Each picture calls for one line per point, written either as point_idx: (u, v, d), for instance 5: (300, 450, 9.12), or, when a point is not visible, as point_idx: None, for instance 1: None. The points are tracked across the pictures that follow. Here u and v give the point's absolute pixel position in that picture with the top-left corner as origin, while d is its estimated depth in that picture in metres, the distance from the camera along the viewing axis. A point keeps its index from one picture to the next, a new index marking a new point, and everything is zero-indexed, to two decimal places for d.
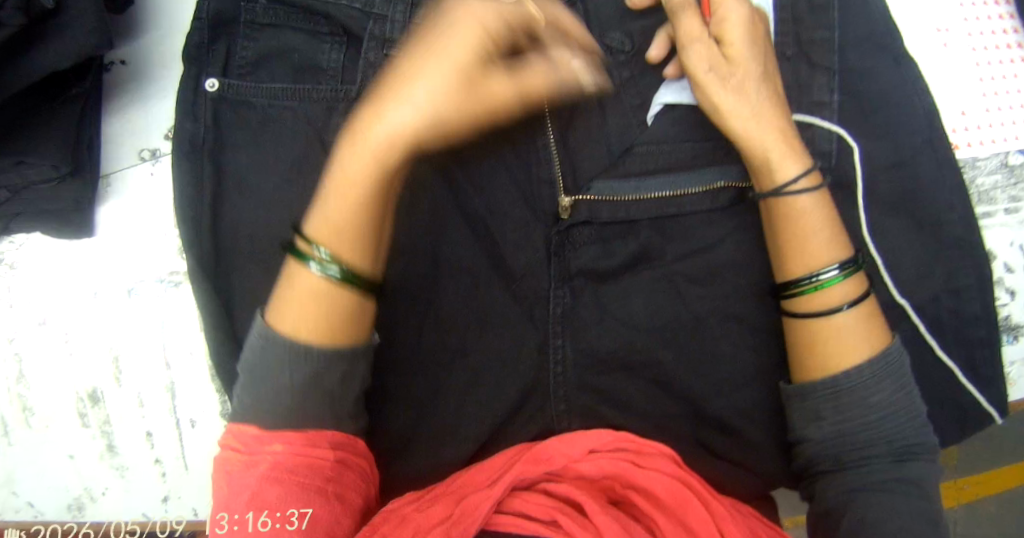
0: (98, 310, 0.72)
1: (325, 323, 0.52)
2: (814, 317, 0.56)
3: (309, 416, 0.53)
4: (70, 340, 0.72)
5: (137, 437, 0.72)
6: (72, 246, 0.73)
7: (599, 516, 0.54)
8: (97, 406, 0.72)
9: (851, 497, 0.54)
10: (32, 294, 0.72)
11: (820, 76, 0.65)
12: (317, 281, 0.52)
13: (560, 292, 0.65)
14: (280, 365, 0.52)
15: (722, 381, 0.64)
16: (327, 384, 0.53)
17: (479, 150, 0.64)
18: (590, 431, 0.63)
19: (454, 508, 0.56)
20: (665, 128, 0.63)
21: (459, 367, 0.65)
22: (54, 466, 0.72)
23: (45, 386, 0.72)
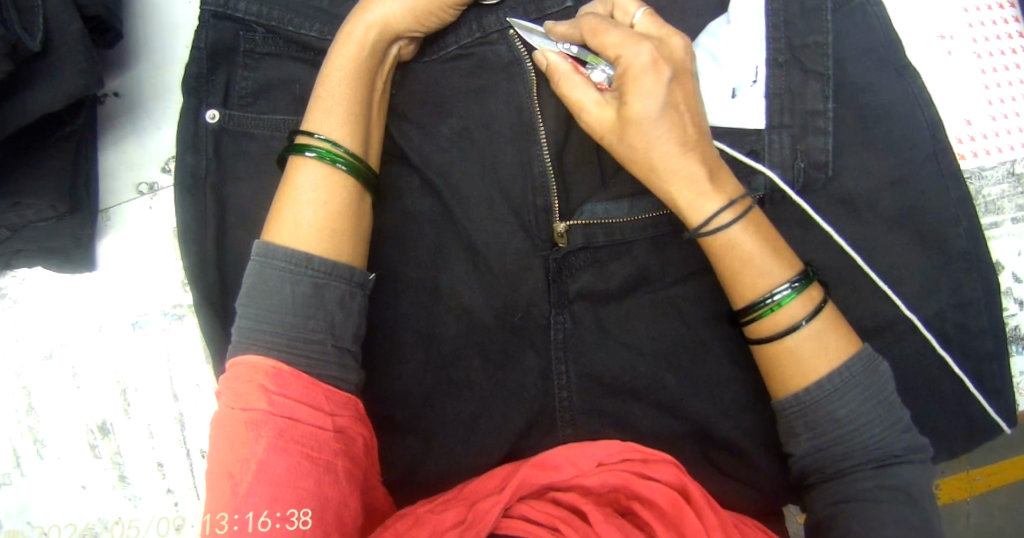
0: (104, 343, 0.73)
1: (333, 215, 0.54)
2: (769, 342, 0.55)
3: (313, 345, 0.51)
4: (78, 372, 0.72)
5: (147, 468, 0.72)
6: (74, 281, 0.73)
7: (601, 525, 0.54)
8: (107, 438, 0.72)
9: (833, 512, 0.54)
10: (37, 327, 0.72)
11: (814, 83, 0.64)
12: (325, 170, 0.55)
13: (560, 318, 0.65)
14: (283, 277, 0.51)
15: (727, 404, 0.64)
16: (330, 305, 0.52)
17: (473, 176, 0.64)
18: (597, 442, 0.62)
19: (466, 513, 0.56)
20: None
21: (463, 394, 0.65)
22: (66, 498, 0.72)
23: (55, 418, 0.72)
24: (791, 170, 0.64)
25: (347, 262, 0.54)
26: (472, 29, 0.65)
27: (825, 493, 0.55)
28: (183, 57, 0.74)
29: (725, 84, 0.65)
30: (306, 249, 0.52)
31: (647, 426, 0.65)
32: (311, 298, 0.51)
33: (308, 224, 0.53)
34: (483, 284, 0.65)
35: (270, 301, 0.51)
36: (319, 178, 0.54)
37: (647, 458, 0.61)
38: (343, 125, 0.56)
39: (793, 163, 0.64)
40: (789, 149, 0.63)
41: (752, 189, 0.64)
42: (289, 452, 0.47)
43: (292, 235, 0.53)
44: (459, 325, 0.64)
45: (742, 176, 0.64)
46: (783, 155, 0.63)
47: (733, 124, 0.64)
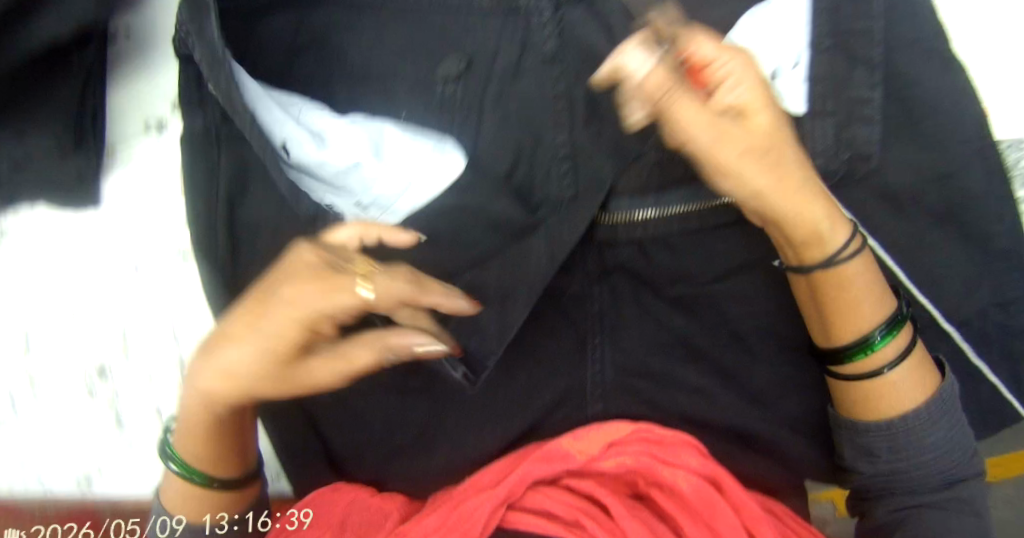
0: (103, 287, 0.69)
1: (195, 503, 0.56)
2: (866, 380, 0.56)
3: (230, 508, 0.58)
4: (76, 316, 0.69)
5: (148, 413, 0.69)
6: (76, 217, 0.70)
7: (626, 521, 0.56)
8: (106, 382, 0.69)
9: (898, 516, 0.59)
10: (36, 269, 0.69)
11: (862, 71, 0.61)
12: (172, 477, 0.56)
13: (596, 291, 0.62)
14: (193, 534, 0.57)
15: (757, 391, 0.63)
16: (210, 502, 0.57)
17: (505, 142, 0.62)
18: (609, 422, 0.61)
19: (450, 516, 0.57)
20: (681, 138, 0.59)
21: (486, 373, 0.63)
22: (63, 443, 0.69)
23: (51, 360, 0.68)
24: (834, 159, 0.61)
25: (212, 479, 0.56)
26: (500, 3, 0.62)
27: (887, 504, 0.59)
28: None
29: (766, 65, 0.61)
30: (171, 500, 0.57)
31: (673, 406, 0.64)
32: (201, 529, 0.57)
33: (172, 496, 0.56)
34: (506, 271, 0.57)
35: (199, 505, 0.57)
36: (174, 490, 0.56)
37: (663, 440, 0.61)
38: (196, 403, 0.50)
39: (837, 151, 0.61)
40: (833, 136, 0.61)
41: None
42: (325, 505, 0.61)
43: (167, 491, 0.57)
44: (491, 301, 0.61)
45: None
46: (826, 143, 0.61)
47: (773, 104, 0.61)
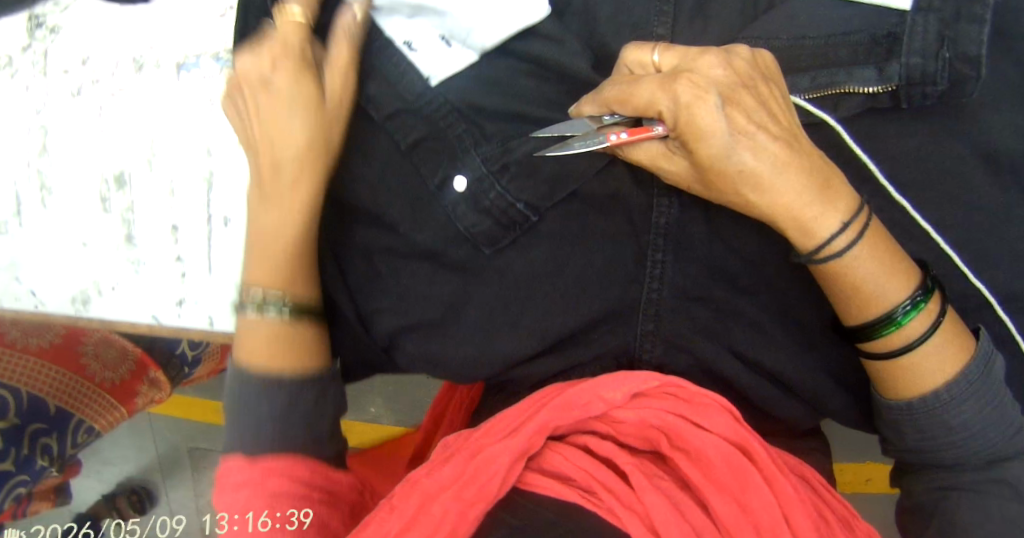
0: (137, 84, 0.62)
1: (279, 356, 0.54)
2: (889, 358, 0.54)
3: (300, 420, 0.54)
4: (105, 109, 0.62)
5: (159, 229, 0.61)
6: (123, 12, 0.63)
7: (648, 496, 0.50)
8: (122, 191, 0.61)
9: (939, 497, 0.57)
10: (68, 58, 0.63)
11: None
12: (267, 329, 0.54)
13: (665, 200, 0.55)
14: (264, 405, 0.53)
15: (809, 334, 0.59)
16: (303, 391, 0.54)
17: None
18: (634, 372, 0.57)
19: (466, 467, 0.54)
20: (782, 21, 0.53)
21: (532, 265, 0.57)
22: (65, 252, 0.62)
23: (68, 156, 0.61)
24: (933, 61, 0.50)
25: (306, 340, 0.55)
26: None
27: (930, 478, 0.58)
28: None
29: None
30: (267, 379, 0.53)
31: (725, 337, 0.58)
32: (289, 411, 0.54)
33: (268, 363, 0.54)
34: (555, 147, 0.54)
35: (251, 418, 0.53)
36: (258, 362, 0.54)
37: (692, 399, 0.56)
38: (298, 199, 0.53)
39: (937, 51, 0.50)
40: (935, 35, 0.50)
41: (882, 78, 0.51)
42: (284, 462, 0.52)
43: (250, 356, 0.54)
44: (544, 185, 0.55)
45: (874, 60, 0.51)
46: (925, 43, 0.50)
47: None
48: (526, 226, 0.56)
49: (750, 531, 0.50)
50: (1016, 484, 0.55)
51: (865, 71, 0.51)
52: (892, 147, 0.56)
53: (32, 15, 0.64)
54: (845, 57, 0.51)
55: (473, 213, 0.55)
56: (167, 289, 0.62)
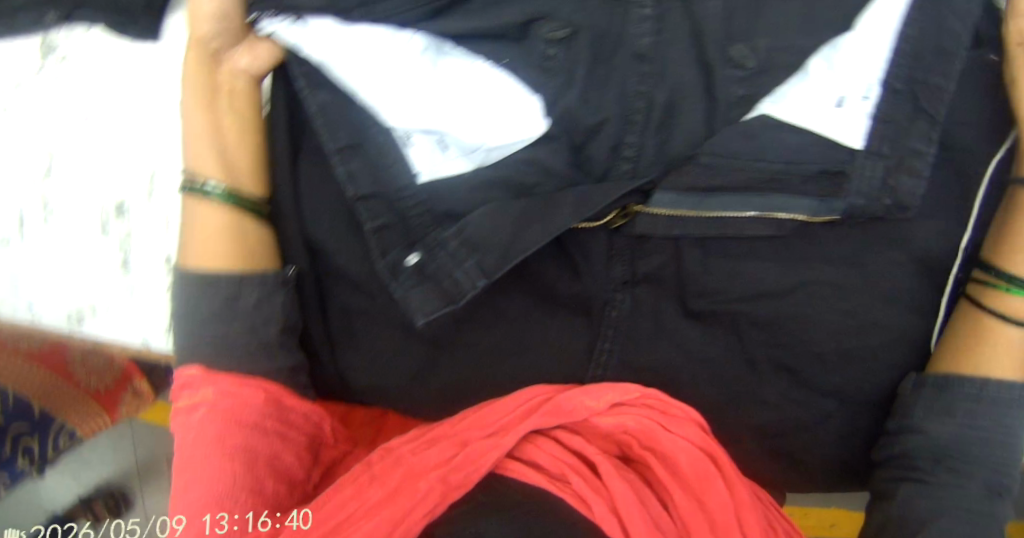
0: (139, 123, 0.68)
1: (215, 247, 0.59)
2: (987, 313, 0.56)
3: (235, 317, 0.58)
4: (107, 145, 0.68)
5: (152, 260, 0.68)
6: (131, 50, 0.68)
7: (613, 482, 0.53)
8: (121, 219, 0.68)
9: (931, 516, 0.54)
10: (77, 91, 0.69)
11: (921, 123, 0.55)
12: (202, 219, 0.59)
13: (619, 296, 0.59)
14: (200, 294, 0.58)
15: (772, 426, 0.61)
16: (242, 303, 0.58)
17: (560, 101, 0.57)
18: (615, 382, 0.58)
19: (454, 453, 0.56)
20: (736, 143, 0.56)
21: (495, 339, 0.61)
22: (66, 271, 0.70)
23: (72, 184, 0.69)
24: (873, 200, 0.55)
25: (244, 246, 0.59)
26: None
27: (923, 492, 0.55)
28: None
29: (830, 91, 0.56)
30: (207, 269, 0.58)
31: None
32: (225, 302, 0.58)
33: (205, 251, 0.59)
34: (508, 226, 0.55)
35: (191, 316, 0.58)
36: (196, 251, 0.59)
37: (669, 406, 0.58)
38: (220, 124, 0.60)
39: (879, 197, 0.55)
40: (879, 176, 0.55)
41: (828, 208, 0.56)
42: (218, 389, 0.57)
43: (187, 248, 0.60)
44: (498, 250, 0.55)
45: (819, 192, 0.56)
46: (868, 181, 0.55)
47: (824, 135, 0.56)
48: (472, 292, 0.56)
49: (705, 524, 0.53)
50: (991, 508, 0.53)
51: (806, 201, 0.56)
52: (835, 253, 0.58)
53: (45, 40, 0.69)
54: (796, 183, 0.56)
55: (415, 279, 0.57)
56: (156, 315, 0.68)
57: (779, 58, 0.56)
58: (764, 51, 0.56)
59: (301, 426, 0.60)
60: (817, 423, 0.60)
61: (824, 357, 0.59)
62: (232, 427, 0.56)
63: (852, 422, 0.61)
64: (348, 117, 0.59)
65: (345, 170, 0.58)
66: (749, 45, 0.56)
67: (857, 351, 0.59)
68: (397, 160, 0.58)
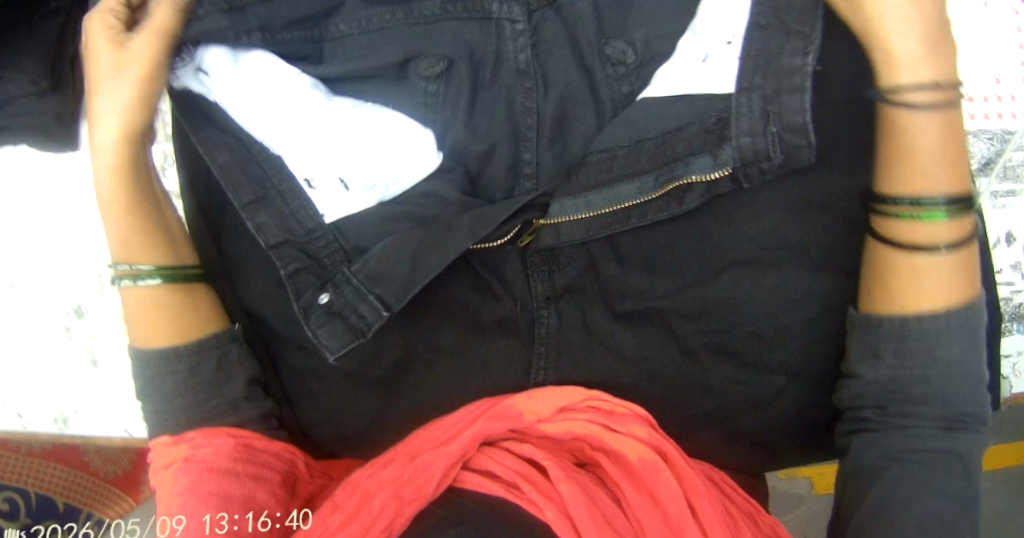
0: (81, 228, 0.71)
1: (174, 326, 0.58)
2: (904, 245, 0.50)
3: (200, 390, 0.58)
4: (55, 253, 0.71)
5: (119, 354, 0.72)
6: (57, 160, 0.71)
7: (563, 486, 0.51)
8: (82, 321, 0.72)
9: (884, 466, 0.52)
10: (13, 207, 0.71)
11: (793, 40, 0.50)
12: (144, 300, 0.58)
13: (546, 313, 0.60)
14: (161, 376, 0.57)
15: (723, 411, 0.61)
16: (206, 374, 0.58)
17: (452, 133, 0.59)
18: (560, 387, 0.58)
19: (406, 467, 0.54)
20: (619, 133, 0.56)
21: (440, 376, 0.62)
22: (41, 379, 0.73)
23: (28, 296, 0.71)
24: (762, 138, 0.50)
25: (197, 319, 0.59)
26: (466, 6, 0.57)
27: (878, 442, 0.52)
28: None
29: (695, 50, 0.55)
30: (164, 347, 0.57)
31: None
32: (187, 379, 0.57)
33: (158, 331, 0.58)
34: (405, 260, 0.54)
35: (156, 397, 0.57)
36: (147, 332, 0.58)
37: (615, 410, 0.57)
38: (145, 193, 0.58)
39: (763, 128, 0.50)
40: (759, 112, 0.50)
41: (717, 164, 0.51)
42: (188, 446, 0.55)
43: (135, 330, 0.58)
44: (399, 280, 0.54)
45: (709, 147, 0.52)
46: (751, 122, 0.50)
47: (695, 89, 0.54)
48: (378, 323, 0.54)
49: (658, 517, 0.52)
50: (957, 464, 0.50)
51: (701, 159, 0.52)
52: (753, 230, 0.57)
53: None
54: (683, 150, 0.53)
55: (322, 317, 0.54)
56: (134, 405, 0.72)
57: (658, 46, 0.58)
58: (642, 44, 0.58)
59: (276, 465, 0.57)
60: (769, 399, 0.60)
61: (761, 335, 0.58)
62: (206, 475, 0.53)
63: (804, 395, 0.60)
64: (251, 173, 0.58)
65: (252, 222, 0.56)
66: (626, 41, 0.58)
67: (792, 324, 0.58)
68: (302, 204, 0.57)
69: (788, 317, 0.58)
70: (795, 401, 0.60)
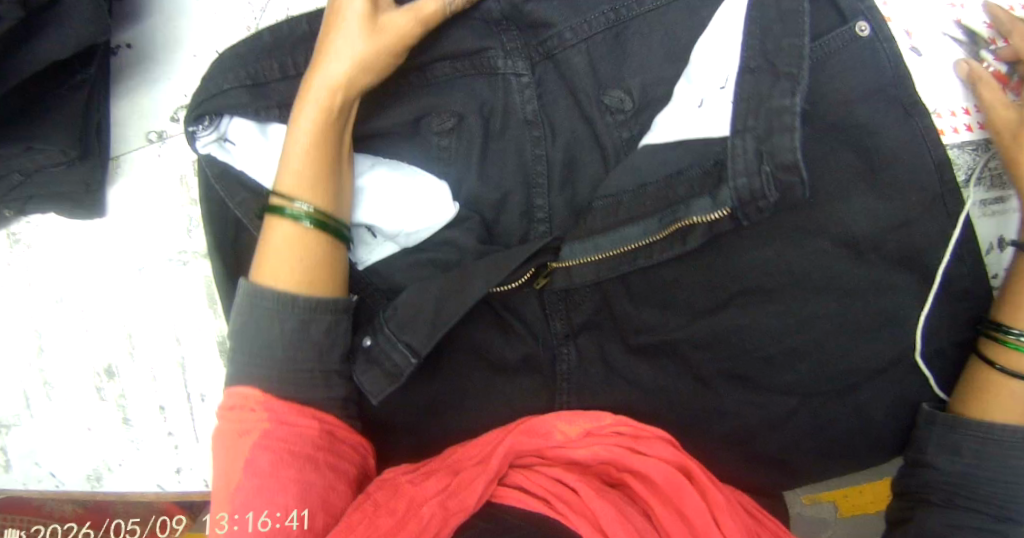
0: (110, 288, 0.74)
1: (301, 275, 0.56)
2: (1002, 371, 0.57)
3: (302, 364, 0.56)
4: (86, 316, 0.74)
5: (149, 410, 0.74)
6: (85, 225, 0.74)
7: (596, 501, 0.52)
8: (112, 381, 0.74)
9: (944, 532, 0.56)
10: (49, 271, 0.75)
11: (783, 83, 0.52)
12: (292, 229, 0.56)
13: (565, 349, 0.63)
14: (271, 319, 0.55)
15: (738, 432, 0.64)
16: (317, 337, 0.56)
17: (465, 184, 0.62)
18: (589, 411, 0.61)
19: (450, 480, 0.56)
20: (622, 177, 0.58)
21: (468, 413, 0.64)
22: (74, 439, 0.75)
23: (63, 358, 0.75)
24: (757, 177, 0.50)
25: (322, 291, 0.57)
26: (468, 66, 0.61)
27: (935, 514, 0.57)
28: (187, 7, 0.72)
29: (692, 96, 0.58)
30: (286, 289, 0.55)
31: None
32: (297, 333, 0.55)
33: (283, 272, 0.56)
34: (426, 311, 0.57)
35: (261, 330, 0.55)
36: (282, 242, 0.56)
37: (639, 433, 0.60)
38: (303, 160, 0.56)
39: (758, 168, 0.50)
40: (753, 151, 0.51)
41: (716, 205, 0.52)
42: (273, 415, 0.54)
43: (267, 245, 0.57)
44: (424, 328, 0.57)
45: (707, 189, 0.53)
46: (747, 161, 0.51)
47: (693, 135, 0.56)
48: (410, 370, 0.57)
49: (684, 527, 0.54)
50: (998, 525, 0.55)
51: (700, 201, 0.53)
52: (757, 259, 0.59)
53: (10, 232, 0.75)
54: (684, 193, 0.55)
55: (362, 364, 0.58)
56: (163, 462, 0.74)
57: (654, 92, 0.61)
58: (638, 90, 0.61)
59: (354, 459, 0.58)
60: (782, 419, 0.63)
61: (770, 359, 0.61)
62: (286, 456, 0.53)
63: (815, 413, 0.63)
64: None
65: None
66: (623, 88, 0.61)
67: (799, 346, 0.61)
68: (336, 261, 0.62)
69: (794, 340, 0.60)
70: (808, 419, 0.63)
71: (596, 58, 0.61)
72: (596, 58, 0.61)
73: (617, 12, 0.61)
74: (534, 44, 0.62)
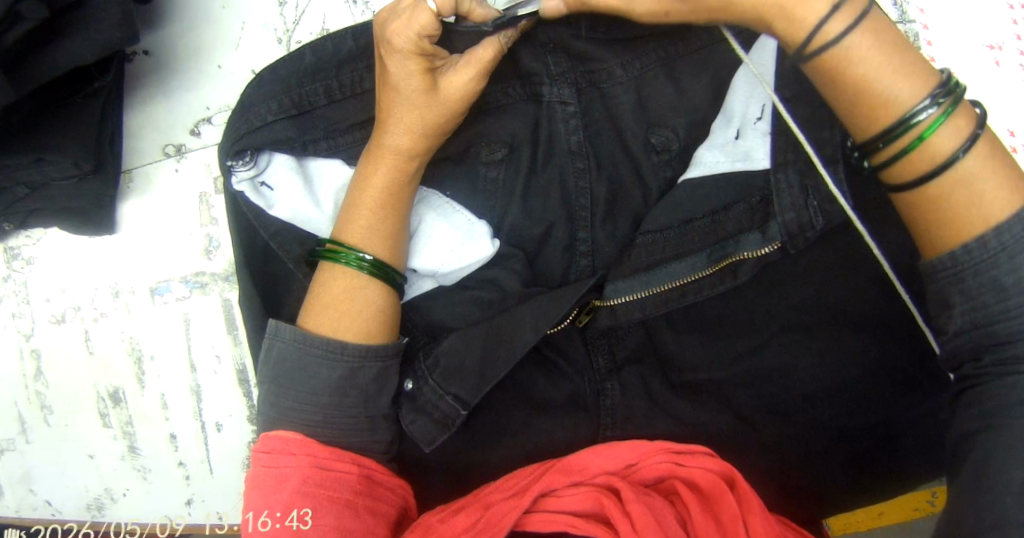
0: (120, 309, 0.70)
1: (354, 325, 0.56)
2: (920, 169, 0.42)
3: (345, 413, 0.55)
4: (90, 337, 0.70)
5: (158, 439, 0.70)
6: (92, 242, 0.70)
7: (634, 507, 0.50)
8: (117, 407, 0.70)
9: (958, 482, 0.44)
10: (52, 288, 0.71)
11: None
12: (347, 278, 0.56)
13: (607, 385, 0.63)
14: (317, 363, 0.55)
15: (775, 471, 0.63)
16: (364, 385, 0.55)
17: (508, 216, 0.61)
18: (626, 441, 0.58)
19: (478, 517, 0.53)
20: (668, 215, 0.58)
21: (506, 446, 0.63)
22: (75, 467, 0.71)
23: (64, 381, 0.71)
24: (804, 211, 0.51)
25: (377, 341, 0.56)
26: (516, 92, 0.59)
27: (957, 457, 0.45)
28: (210, 17, 0.69)
29: (728, 125, 0.57)
30: (339, 337, 0.55)
31: None
32: (344, 382, 0.55)
33: (338, 320, 0.56)
34: (475, 356, 0.58)
35: (306, 378, 0.55)
36: (336, 288, 0.56)
37: (684, 449, 0.57)
38: (366, 216, 0.56)
39: (805, 201, 0.51)
40: (799, 188, 0.51)
41: (766, 239, 0.54)
42: (314, 460, 0.53)
43: (322, 293, 0.57)
44: (471, 380, 0.58)
45: (756, 227, 0.54)
46: (793, 198, 0.51)
47: (732, 166, 0.56)
48: (459, 419, 0.58)
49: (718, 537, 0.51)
50: None
51: (750, 237, 0.55)
52: (798, 300, 0.59)
53: (8, 247, 0.71)
54: (732, 229, 0.56)
55: (409, 412, 0.59)
56: (172, 493, 0.71)
57: (699, 132, 0.60)
58: (684, 131, 0.60)
59: (393, 499, 0.56)
60: (821, 459, 0.62)
61: (813, 400, 0.60)
62: (317, 497, 0.51)
63: (856, 453, 0.62)
64: None
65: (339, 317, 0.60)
66: (669, 128, 0.60)
67: (843, 383, 0.59)
68: None
69: (838, 377, 0.59)
70: (847, 455, 0.62)
71: (644, 90, 0.59)
72: (644, 90, 0.59)
73: (663, 50, 0.58)
74: (579, 71, 0.59)
